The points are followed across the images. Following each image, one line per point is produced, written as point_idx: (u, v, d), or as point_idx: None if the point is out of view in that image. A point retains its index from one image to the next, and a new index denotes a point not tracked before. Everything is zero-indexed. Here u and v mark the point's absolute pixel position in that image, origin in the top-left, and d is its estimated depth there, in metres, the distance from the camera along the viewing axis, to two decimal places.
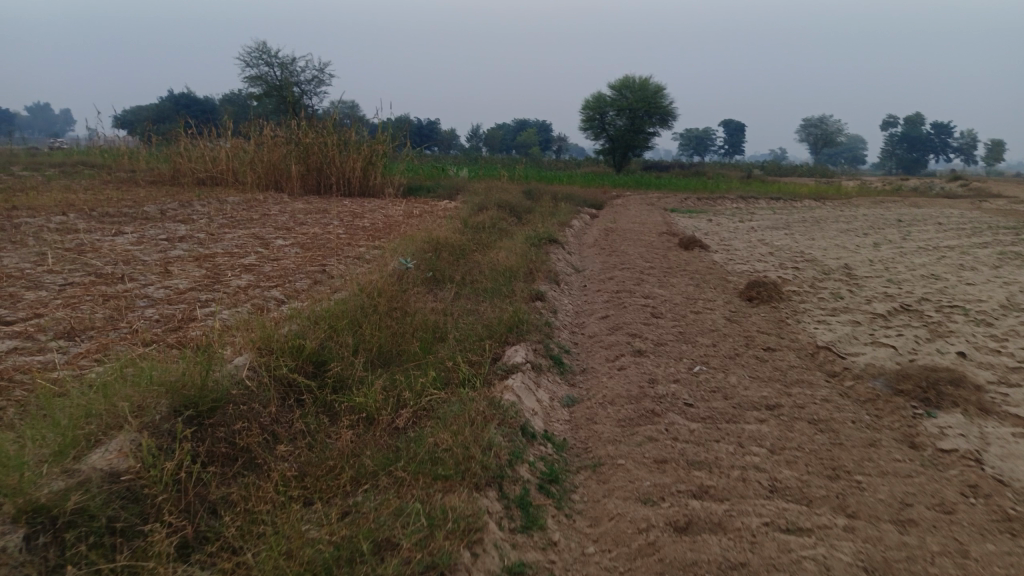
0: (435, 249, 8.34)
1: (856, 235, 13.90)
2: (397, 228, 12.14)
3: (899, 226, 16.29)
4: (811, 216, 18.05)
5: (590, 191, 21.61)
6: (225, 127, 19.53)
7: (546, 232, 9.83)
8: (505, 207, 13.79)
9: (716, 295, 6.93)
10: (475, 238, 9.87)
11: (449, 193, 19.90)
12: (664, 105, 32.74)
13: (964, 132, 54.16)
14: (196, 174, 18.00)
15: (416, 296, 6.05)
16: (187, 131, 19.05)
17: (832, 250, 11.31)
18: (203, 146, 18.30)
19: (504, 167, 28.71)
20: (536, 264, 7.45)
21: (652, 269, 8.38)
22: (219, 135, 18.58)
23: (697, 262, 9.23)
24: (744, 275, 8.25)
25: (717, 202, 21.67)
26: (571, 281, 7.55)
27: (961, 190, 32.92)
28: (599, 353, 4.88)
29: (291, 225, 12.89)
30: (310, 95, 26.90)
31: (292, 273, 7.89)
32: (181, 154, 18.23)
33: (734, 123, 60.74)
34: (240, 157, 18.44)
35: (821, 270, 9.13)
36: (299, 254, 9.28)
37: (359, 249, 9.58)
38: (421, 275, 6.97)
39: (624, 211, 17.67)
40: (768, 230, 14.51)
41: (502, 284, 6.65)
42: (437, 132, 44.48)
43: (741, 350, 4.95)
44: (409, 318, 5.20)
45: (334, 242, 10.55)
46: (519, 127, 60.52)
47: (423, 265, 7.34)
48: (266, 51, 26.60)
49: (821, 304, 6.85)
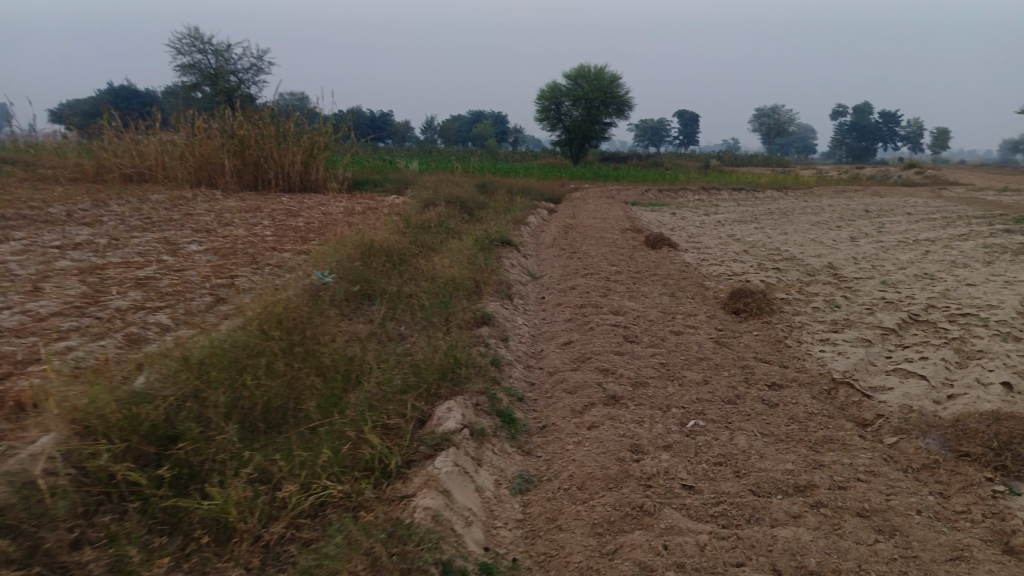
0: (367, 256, 7.13)
1: (829, 228, 13.05)
2: (334, 229, 10.86)
3: (868, 217, 15.54)
4: (777, 208, 17.27)
5: (546, 184, 20.49)
6: (152, 119, 17.89)
7: (498, 232, 8.67)
8: (454, 203, 12.59)
9: (696, 307, 5.87)
10: (417, 240, 8.67)
11: (398, 187, 18.61)
12: (621, 94, 31.80)
13: (913, 122, 54.64)
14: (122, 170, 16.37)
15: (333, 324, 4.85)
16: (109, 123, 17.35)
17: (809, 246, 10.41)
18: (127, 140, 16.69)
19: (457, 159, 27.43)
20: (484, 272, 6.30)
21: (620, 274, 7.30)
22: (145, 128, 16.97)
23: (668, 264, 8.19)
24: (724, 280, 7.21)
25: (678, 194, 20.77)
26: (526, 292, 6.41)
27: (916, 179, 32.68)
28: (563, 398, 3.73)
29: (216, 226, 11.51)
30: (249, 84, 25.22)
31: (193, 288, 6.59)
32: (104, 148, 16.56)
33: (690, 114, 60.35)
34: (168, 151, 16.63)
35: (805, 271, 8.17)
36: (212, 263, 7.98)
37: (284, 255, 8.30)
38: (345, 290, 5.77)
39: (583, 205, 16.61)
40: (735, 224, 13.59)
41: (442, 299, 5.49)
42: (390, 123, 42.88)
43: (741, 389, 3.87)
44: (315, 357, 4.01)
45: (258, 246, 9.23)
46: (474, 118, 59.12)
47: (349, 278, 6.13)
48: (199, 37, 24.85)
49: (819, 317, 5.83)
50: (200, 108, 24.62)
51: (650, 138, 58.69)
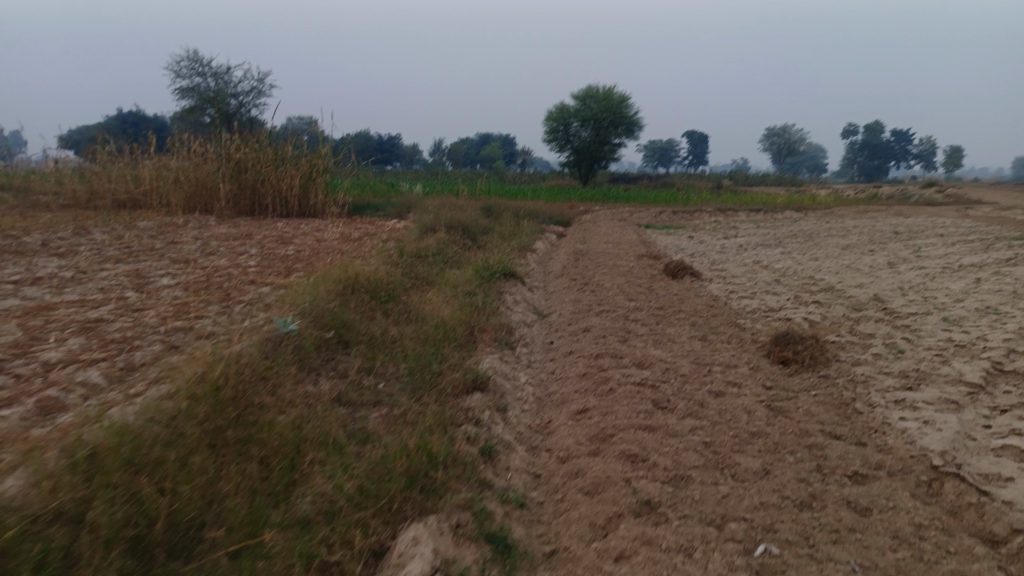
0: (350, 294, 6.21)
1: (861, 252, 12.08)
2: (324, 258, 9.96)
3: (899, 240, 14.51)
4: (800, 230, 16.29)
5: (554, 206, 19.58)
6: (146, 142, 17.14)
7: (501, 262, 7.74)
8: (456, 228, 11.68)
9: (735, 357, 4.90)
10: (411, 272, 7.73)
11: (400, 211, 17.74)
12: (631, 114, 31.03)
13: (925, 139, 53.64)
14: (115, 197, 15.58)
15: (292, 391, 3.92)
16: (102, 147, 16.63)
17: (846, 274, 9.42)
18: (118, 164, 15.92)
19: (462, 181, 26.63)
20: (482, 313, 5.37)
21: (641, 312, 6.34)
22: (138, 153, 16.22)
23: (693, 298, 7.22)
24: (762, 319, 6.24)
25: (693, 216, 19.78)
26: (532, 336, 5.46)
27: (937, 197, 31.51)
28: (579, 501, 2.78)
29: (198, 256, 10.65)
30: (249, 108, 24.55)
31: (146, 334, 5.67)
32: (96, 173, 15.78)
33: (699, 134, 59.61)
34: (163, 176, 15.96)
35: (849, 306, 7.17)
36: (178, 301, 7.06)
37: (262, 292, 7.37)
38: (317, 339, 4.83)
39: (594, 228, 15.67)
40: (758, 248, 12.60)
41: (429, 348, 4.56)
42: (398, 146, 42.20)
43: (815, 485, 2.92)
44: (255, 448, 3.08)
45: (236, 280, 8.33)
46: (482, 140, 58.44)
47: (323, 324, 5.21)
48: (198, 59, 24.22)
49: (883, 368, 4.84)
50: (199, 132, 23.93)
51: (659, 159, 57.84)
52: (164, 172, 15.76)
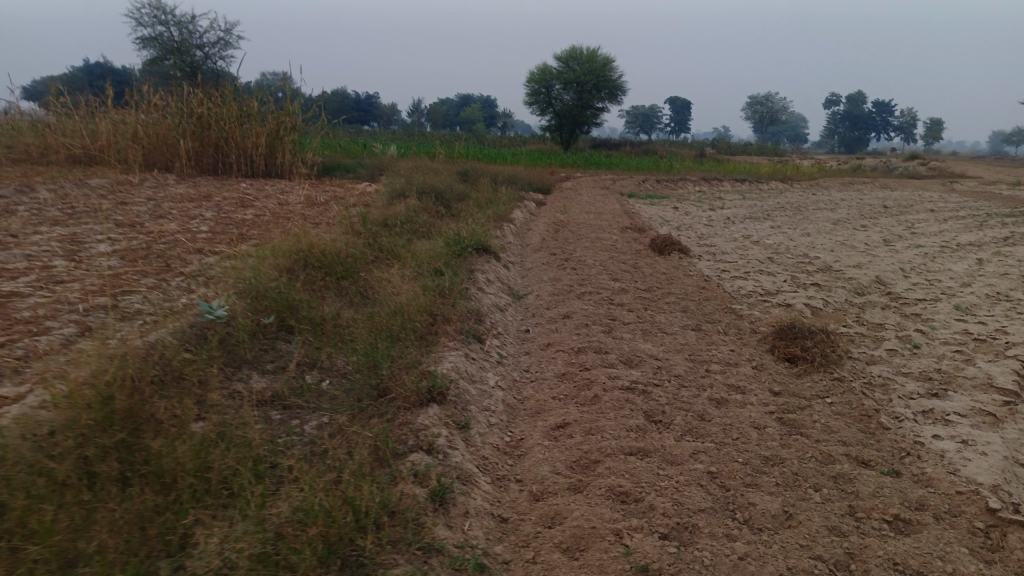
0: (301, 271, 5.49)
1: (852, 227, 11.53)
2: (284, 225, 9.16)
3: (889, 214, 13.98)
4: (786, 202, 15.75)
5: (533, 172, 18.81)
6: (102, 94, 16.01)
7: (474, 234, 7.03)
8: (429, 194, 10.93)
9: (736, 353, 4.29)
10: (375, 244, 7.01)
11: (371, 174, 16.86)
12: (614, 78, 30.14)
13: (906, 112, 53.32)
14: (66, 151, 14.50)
15: (212, 403, 3.24)
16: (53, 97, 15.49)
17: (842, 252, 8.86)
18: (71, 117, 14.82)
19: (438, 143, 25.69)
20: (449, 298, 4.69)
21: (627, 295, 5.69)
22: (93, 105, 15.12)
23: (682, 279, 6.59)
24: (760, 306, 5.63)
25: (677, 185, 19.12)
26: (505, 323, 4.80)
27: (920, 170, 31.13)
28: (556, 563, 2.16)
29: (147, 219, 9.79)
30: (215, 60, 23.27)
31: (62, 312, 4.91)
32: (48, 126, 14.70)
33: (682, 100, 58.70)
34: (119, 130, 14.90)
35: (851, 289, 6.60)
36: (109, 271, 6.27)
37: (208, 264, 6.61)
38: (251, 327, 4.12)
39: (575, 197, 14.95)
40: (746, 221, 12.00)
41: (384, 339, 3.89)
42: (375, 106, 40.79)
43: (852, 539, 2.33)
44: (146, 492, 2.42)
45: (182, 248, 7.53)
46: (462, 102, 56.96)
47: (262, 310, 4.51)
48: (160, 7, 22.82)
49: (901, 368, 4.26)
50: (162, 84, 22.65)
51: (641, 124, 56.91)
52: (121, 126, 14.69)
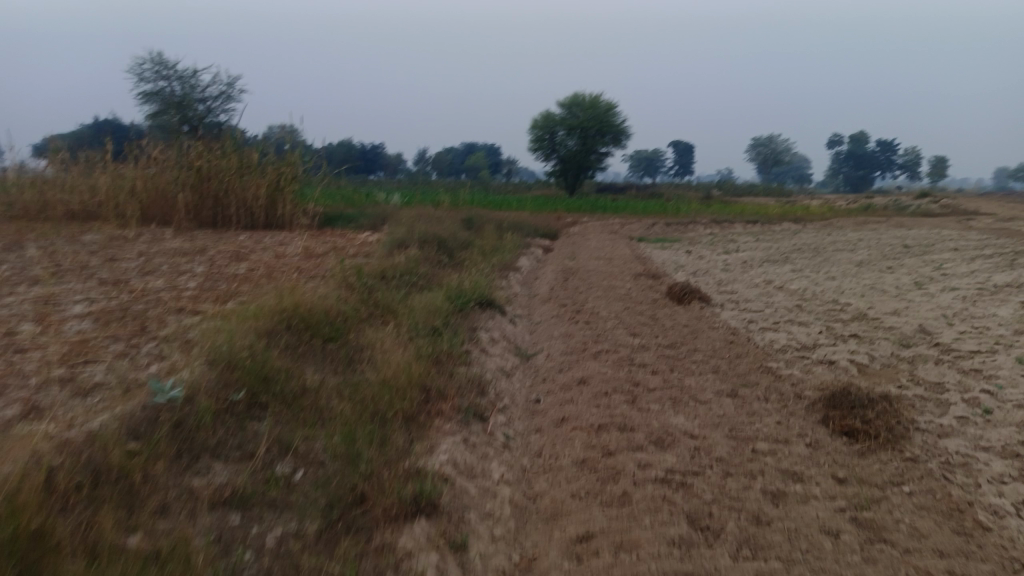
0: (283, 336, 4.91)
1: (877, 270, 10.93)
2: (277, 280, 8.63)
3: (912, 255, 13.36)
4: (801, 244, 15.19)
5: (539, 218, 18.35)
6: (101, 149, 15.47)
7: (478, 288, 6.45)
8: (431, 243, 10.42)
9: (783, 427, 3.66)
10: (370, 299, 6.45)
11: (374, 223, 16.42)
12: (618, 122, 29.99)
13: (910, 150, 53.15)
14: (65, 207, 13.97)
15: (154, 514, 2.63)
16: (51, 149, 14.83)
17: (873, 297, 8.24)
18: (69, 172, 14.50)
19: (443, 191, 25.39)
20: (446, 367, 4.07)
21: (649, 354, 5.08)
22: (91, 159, 14.80)
23: (707, 332, 5.96)
24: (799, 364, 5.00)
25: (687, 228, 18.59)
26: (512, 392, 4.19)
27: (932, 207, 30.59)
28: None
29: (134, 276, 9.27)
30: (217, 113, 23.13)
31: (11, 387, 4.31)
32: (44, 180, 13.99)
33: (685, 144, 58.77)
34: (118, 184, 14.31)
35: (894, 340, 5.96)
36: (78, 336, 5.70)
37: (188, 327, 6.03)
38: (214, 408, 3.53)
39: (583, 243, 14.44)
40: (763, 265, 11.41)
41: (367, 421, 3.27)
42: (381, 156, 40.80)
43: None
44: None
45: (163, 308, 6.96)
46: (468, 150, 57.12)
47: (231, 385, 3.93)
48: (163, 62, 22.76)
49: (980, 440, 3.60)
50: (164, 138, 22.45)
51: (646, 169, 56.92)
52: (121, 180, 14.32)
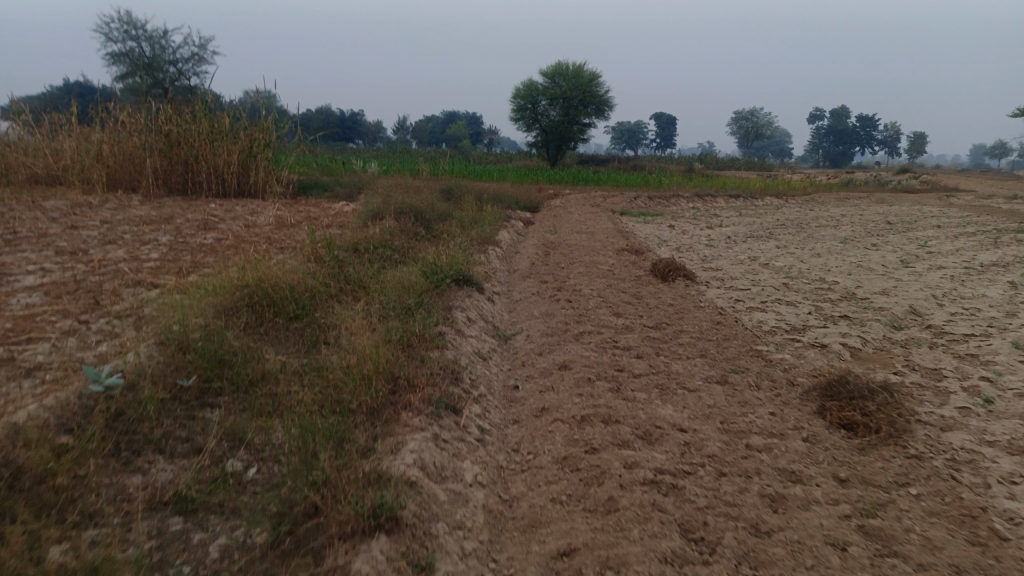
0: (241, 317, 4.58)
1: (862, 247, 10.75)
2: (246, 252, 8.26)
3: (896, 232, 13.23)
4: (785, 219, 15.01)
5: (519, 189, 17.97)
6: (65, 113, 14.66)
7: (454, 263, 6.13)
8: (407, 214, 10.06)
9: (778, 419, 3.42)
10: (341, 274, 6.12)
11: (350, 192, 15.95)
12: (601, 93, 29.50)
13: (890, 126, 53.18)
14: (30, 173, 13.20)
15: (80, 526, 2.34)
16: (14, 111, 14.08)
17: (861, 276, 8.05)
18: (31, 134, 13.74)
19: (422, 161, 24.84)
20: (418, 352, 3.78)
21: (634, 336, 4.81)
22: (55, 121, 13.92)
23: (694, 312, 5.72)
24: (791, 348, 4.76)
25: (669, 202, 18.34)
26: (489, 376, 3.91)
27: (913, 184, 30.56)
28: None
29: (93, 245, 8.82)
30: (188, 76, 22.32)
31: None
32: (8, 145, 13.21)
33: (668, 116, 58.35)
34: (85, 150, 13.57)
35: (886, 322, 5.76)
36: (24, 310, 5.32)
37: (145, 302, 5.67)
38: (158, 400, 3.22)
39: (565, 216, 14.14)
40: (747, 241, 11.18)
41: (328, 415, 2.98)
42: (360, 123, 39.98)
43: None
44: None
45: (120, 280, 6.57)
46: (448, 119, 56.24)
47: (179, 374, 3.62)
48: (131, 21, 21.84)
49: (986, 434, 3.39)
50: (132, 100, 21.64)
51: (628, 141, 56.47)
52: (86, 144, 13.59)
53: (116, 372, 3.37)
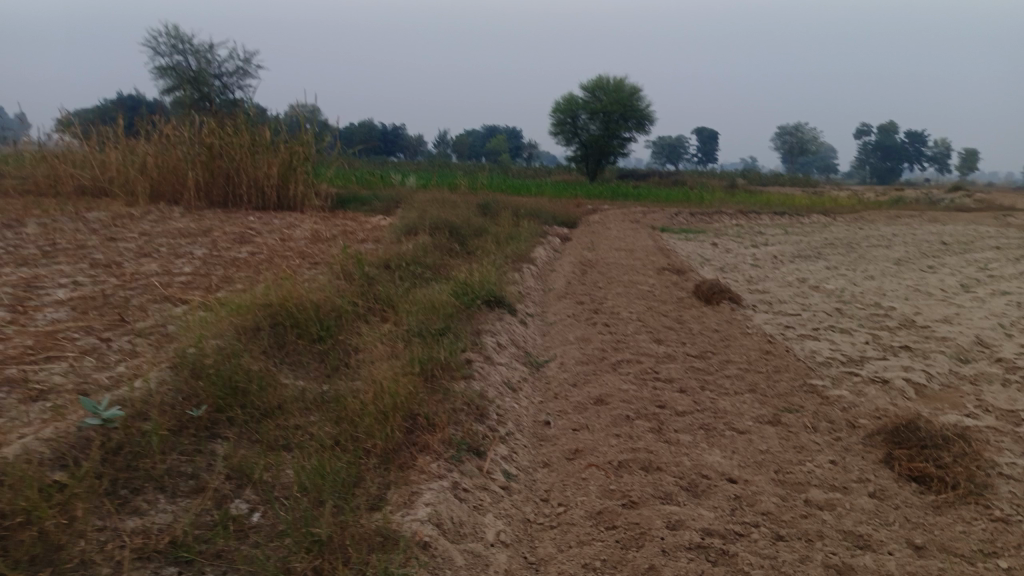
0: (261, 341, 4.40)
1: (917, 269, 10.20)
2: (278, 267, 8.15)
3: (953, 253, 12.60)
4: (833, 238, 14.45)
5: (558, 204, 17.70)
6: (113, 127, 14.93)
7: (487, 283, 5.88)
8: (442, 229, 9.87)
9: (838, 469, 3.07)
10: (369, 293, 5.91)
11: (387, 206, 15.87)
12: (642, 107, 29.13)
13: (940, 142, 51.62)
14: (78, 184, 13.49)
15: None
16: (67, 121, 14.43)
17: (919, 301, 7.57)
18: (80, 147, 13.83)
19: (460, 174, 24.75)
20: (442, 385, 3.51)
21: (676, 366, 4.49)
22: (102, 134, 14.08)
23: (741, 340, 5.36)
24: (849, 384, 4.38)
25: (711, 219, 17.87)
26: (519, 410, 3.63)
27: (967, 202, 29.44)
28: None
29: (128, 258, 8.79)
30: (232, 89, 22.63)
31: None
32: (59, 156, 13.60)
33: (710, 131, 57.60)
34: (130, 161, 13.72)
35: (952, 354, 5.32)
36: (48, 326, 5.22)
37: (170, 318, 5.53)
38: (164, 433, 3.03)
39: (603, 232, 13.82)
40: (795, 261, 10.72)
41: (341, 457, 2.73)
42: (401, 137, 40.21)
43: None
44: None
45: (149, 295, 6.47)
46: (489, 133, 56.34)
47: (188, 404, 3.41)
48: (178, 36, 22.25)
49: None
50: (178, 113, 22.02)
51: (668, 155, 55.85)
52: (132, 156, 13.64)
53: (116, 404, 3.20)
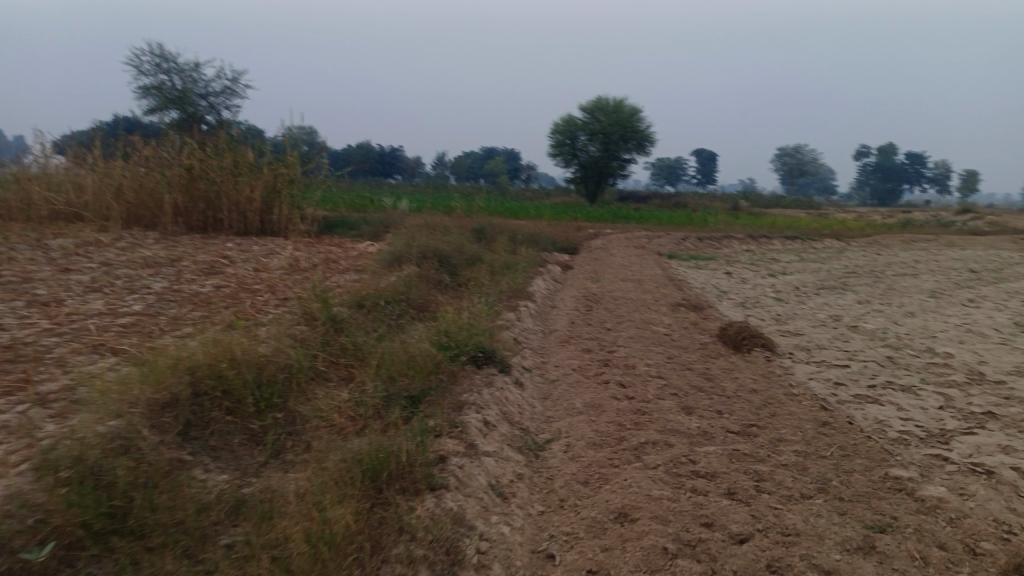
0: (173, 428, 3.34)
1: (958, 303, 9.20)
2: (241, 305, 7.09)
3: (985, 282, 11.61)
4: (852, 265, 13.46)
5: (557, 228, 16.72)
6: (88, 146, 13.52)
7: (476, 333, 4.84)
8: (430, 259, 8.85)
9: None
10: (333, 343, 4.87)
11: (376, 230, 14.87)
12: (643, 128, 28.29)
13: (940, 163, 50.89)
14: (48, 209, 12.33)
15: None
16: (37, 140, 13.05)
17: (978, 346, 6.54)
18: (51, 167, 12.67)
19: (456, 196, 23.72)
20: (403, 510, 2.50)
21: (719, 455, 3.44)
22: (78, 153, 12.91)
23: (789, 407, 4.34)
24: (943, 479, 3.36)
25: (720, 244, 16.87)
26: (510, 537, 2.60)
27: (979, 225, 28.44)
28: None
29: (73, 293, 7.71)
30: (219, 109, 21.73)
31: None
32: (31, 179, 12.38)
33: (708, 152, 56.94)
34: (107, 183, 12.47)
35: None
36: None
37: (85, 376, 4.44)
38: None
39: (606, 260, 12.79)
40: (820, 293, 9.69)
41: None
42: (398, 159, 39.32)
43: None
44: None
45: (75, 344, 5.38)
46: (486, 154, 55.52)
47: (35, 539, 2.37)
48: (163, 54, 21.39)
49: None
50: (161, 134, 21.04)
51: (668, 177, 55.05)
52: (110, 176, 12.51)
53: None
